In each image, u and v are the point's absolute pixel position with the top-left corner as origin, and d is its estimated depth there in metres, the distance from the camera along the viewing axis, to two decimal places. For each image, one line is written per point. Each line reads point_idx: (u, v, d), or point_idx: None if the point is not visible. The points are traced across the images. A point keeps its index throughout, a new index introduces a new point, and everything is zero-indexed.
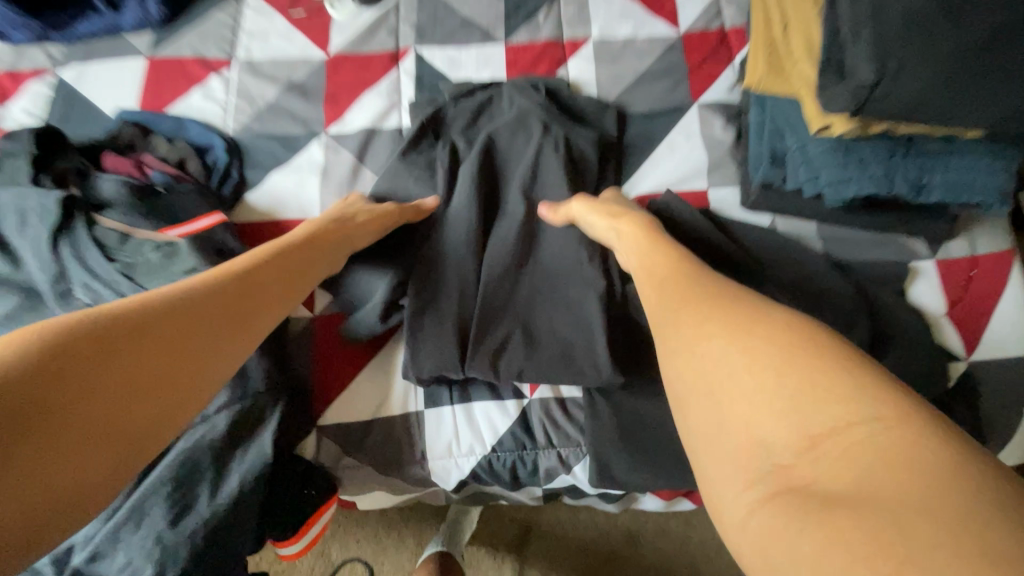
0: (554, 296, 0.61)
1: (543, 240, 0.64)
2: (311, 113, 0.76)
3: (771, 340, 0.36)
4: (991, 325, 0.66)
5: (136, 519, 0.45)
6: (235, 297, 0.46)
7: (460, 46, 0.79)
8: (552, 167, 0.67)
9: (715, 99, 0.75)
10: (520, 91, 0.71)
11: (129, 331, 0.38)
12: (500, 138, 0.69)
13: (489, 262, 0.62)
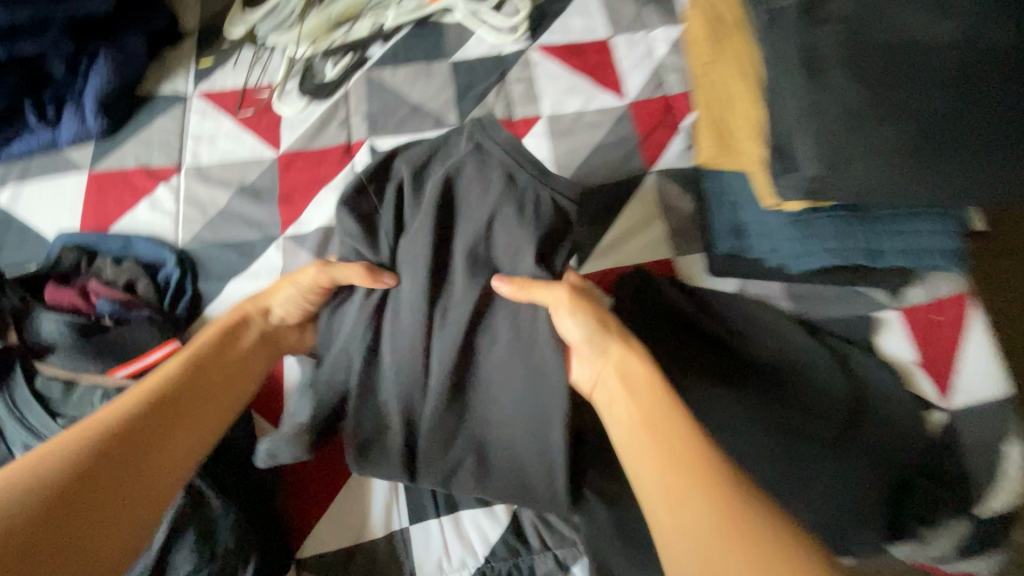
0: (509, 418, 0.53)
1: (498, 344, 0.54)
2: (266, 215, 0.73)
3: (768, 540, 0.34)
4: (962, 371, 0.67)
5: None
6: (188, 402, 0.48)
7: (413, 133, 0.79)
8: (515, 234, 0.54)
9: (669, 166, 0.76)
10: (484, 129, 0.55)
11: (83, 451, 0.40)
12: (459, 189, 0.56)
13: (435, 377, 0.53)
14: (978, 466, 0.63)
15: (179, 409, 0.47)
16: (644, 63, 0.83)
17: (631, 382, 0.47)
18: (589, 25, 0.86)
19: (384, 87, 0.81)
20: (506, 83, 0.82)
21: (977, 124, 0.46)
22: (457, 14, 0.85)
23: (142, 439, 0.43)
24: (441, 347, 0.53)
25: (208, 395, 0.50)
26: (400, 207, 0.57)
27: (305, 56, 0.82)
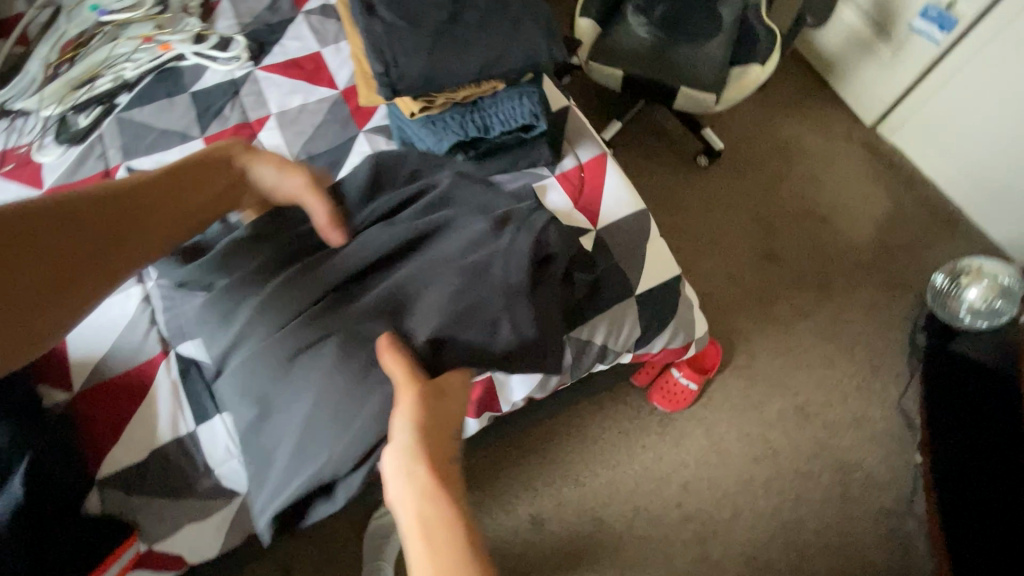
0: (311, 375, 0.68)
1: (359, 348, 0.69)
2: None
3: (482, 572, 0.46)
4: (604, 202, 0.94)
5: None
6: (138, 205, 0.69)
7: (164, 151, 0.96)
8: (437, 302, 0.70)
9: (375, 125, 1.00)
10: (526, 228, 0.75)
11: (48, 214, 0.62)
12: (444, 243, 0.76)
13: (294, 324, 0.70)
14: (626, 260, 0.90)
15: (129, 231, 0.68)
16: (347, 61, 1.08)
17: (435, 485, 0.51)
18: (301, 45, 1.10)
19: (133, 123, 0.99)
20: (239, 98, 1.03)
21: (468, 26, 0.73)
22: (188, 57, 1.05)
23: (94, 231, 0.65)
24: (319, 342, 0.69)
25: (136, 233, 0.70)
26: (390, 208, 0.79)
27: (57, 113, 0.97)
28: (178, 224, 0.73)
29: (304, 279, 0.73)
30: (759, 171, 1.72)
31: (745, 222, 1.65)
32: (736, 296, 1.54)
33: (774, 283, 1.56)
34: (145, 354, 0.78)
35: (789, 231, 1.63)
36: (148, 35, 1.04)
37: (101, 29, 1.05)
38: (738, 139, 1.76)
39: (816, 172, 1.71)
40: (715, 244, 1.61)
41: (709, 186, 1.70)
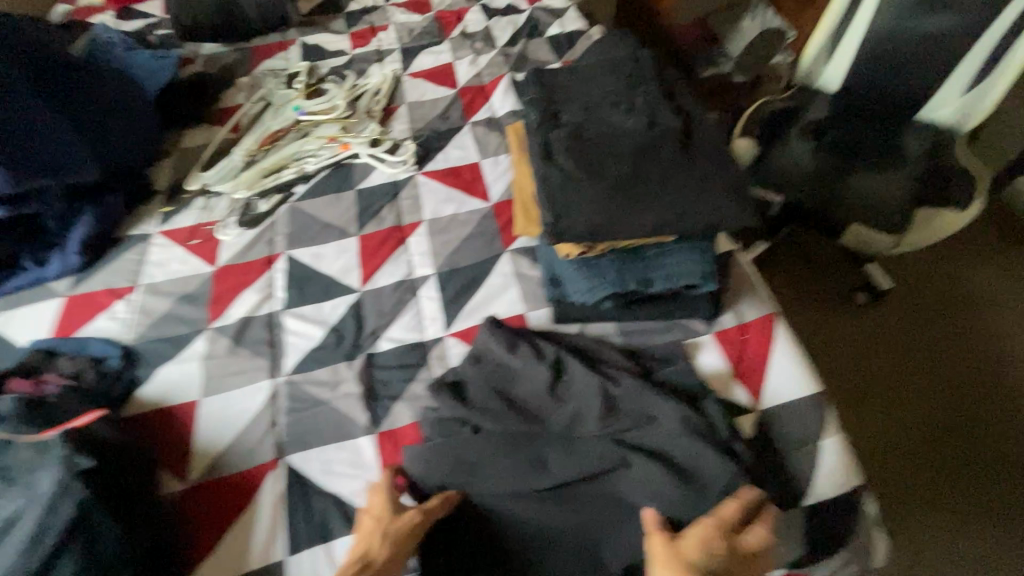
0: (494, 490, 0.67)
1: (551, 486, 0.67)
2: (199, 314, 0.92)
3: None
4: (769, 376, 0.79)
5: None
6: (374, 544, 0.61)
7: (322, 243, 1.01)
8: (642, 494, 0.65)
9: (522, 246, 0.96)
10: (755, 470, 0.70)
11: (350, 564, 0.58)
12: (657, 434, 0.69)
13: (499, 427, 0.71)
14: (793, 455, 0.73)
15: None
16: (503, 176, 1.08)
17: None
18: (463, 154, 1.14)
19: (302, 213, 1.06)
20: (397, 200, 1.07)
21: (649, 179, 0.66)
22: (363, 157, 1.12)
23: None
24: (514, 470, 0.67)
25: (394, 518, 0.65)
26: (615, 358, 0.77)
27: (245, 198, 1.08)
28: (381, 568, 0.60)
29: (517, 384, 0.74)
30: (932, 318, 1.43)
31: (914, 379, 1.34)
32: (902, 472, 1.21)
33: (955, 466, 1.22)
34: (258, 459, 0.76)
35: (971, 401, 1.31)
36: (333, 135, 1.14)
37: (298, 125, 1.17)
38: (908, 276, 1.48)
39: (1008, 332, 1.40)
40: (875, 403, 1.31)
41: (867, 326, 1.42)
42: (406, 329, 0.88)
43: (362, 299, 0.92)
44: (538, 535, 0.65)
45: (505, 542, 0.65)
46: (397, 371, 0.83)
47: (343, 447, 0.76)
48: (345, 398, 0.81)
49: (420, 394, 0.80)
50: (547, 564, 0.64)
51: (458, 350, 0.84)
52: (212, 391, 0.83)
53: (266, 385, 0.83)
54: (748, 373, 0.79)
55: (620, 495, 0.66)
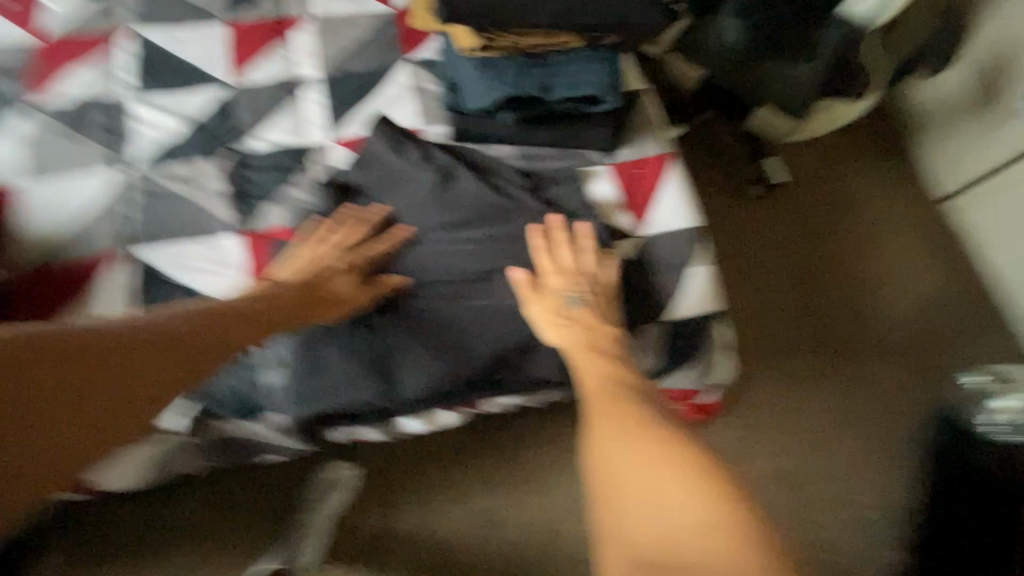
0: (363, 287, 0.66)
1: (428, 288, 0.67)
2: (20, 91, 0.77)
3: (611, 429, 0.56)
4: (656, 208, 0.81)
5: None
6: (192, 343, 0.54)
7: (179, 26, 0.84)
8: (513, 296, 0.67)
9: (424, 57, 0.86)
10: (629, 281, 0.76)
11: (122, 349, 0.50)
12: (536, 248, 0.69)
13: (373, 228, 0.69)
14: (664, 279, 0.78)
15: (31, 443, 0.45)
16: None
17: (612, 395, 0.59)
18: None
19: None
20: None
21: None
22: None
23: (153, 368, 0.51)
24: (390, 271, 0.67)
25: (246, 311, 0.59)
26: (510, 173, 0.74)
27: None
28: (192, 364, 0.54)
29: (402, 187, 0.70)
30: (828, 215, 1.30)
31: (787, 269, 1.26)
32: (757, 365, 1.17)
33: (787, 343, 1.19)
34: (99, 250, 0.69)
35: (833, 292, 1.23)
36: None
37: None
38: (816, 171, 1.34)
39: (907, 233, 1.27)
40: (745, 300, 1.22)
41: (756, 221, 1.31)
42: (282, 131, 0.79)
43: (232, 94, 0.80)
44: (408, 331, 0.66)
45: (374, 336, 0.66)
46: (270, 174, 0.75)
47: (203, 243, 0.70)
48: (207, 195, 0.72)
49: (295, 197, 0.73)
50: (416, 354, 0.66)
51: (342, 157, 0.77)
52: (42, 177, 0.72)
53: (107, 175, 0.73)
54: (637, 202, 0.81)
55: (496, 298, 0.68)
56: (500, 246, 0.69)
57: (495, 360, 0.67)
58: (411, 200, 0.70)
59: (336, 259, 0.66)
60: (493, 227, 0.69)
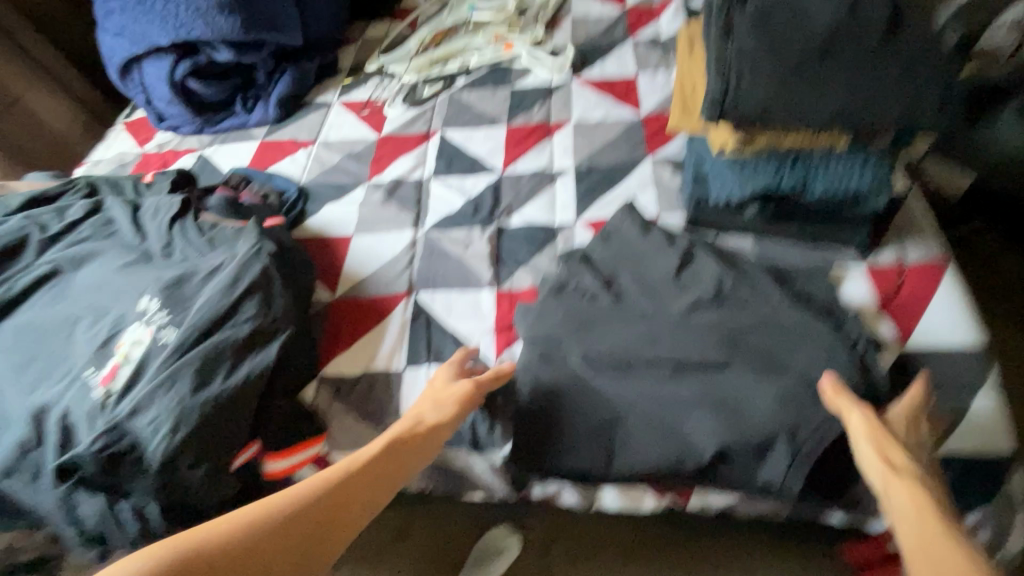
0: (594, 349, 0.69)
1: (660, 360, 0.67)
2: (362, 171, 1.04)
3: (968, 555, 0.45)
4: (926, 318, 0.70)
5: (167, 385, 0.63)
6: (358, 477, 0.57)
7: (473, 128, 1.07)
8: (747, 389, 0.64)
9: (667, 155, 0.95)
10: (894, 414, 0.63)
11: (309, 491, 0.54)
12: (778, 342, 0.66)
13: (608, 296, 0.73)
14: (939, 402, 0.65)
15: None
16: (658, 91, 1.06)
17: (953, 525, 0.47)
18: (620, 67, 1.13)
19: (460, 101, 1.13)
20: (549, 100, 1.09)
21: (839, 62, 0.61)
22: (522, 59, 1.16)
23: (332, 497, 0.54)
24: (622, 340, 0.69)
25: (410, 445, 0.62)
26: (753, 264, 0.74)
27: (412, 81, 1.17)
28: (378, 479, 0.58)
29: (646, 264, 0.75)
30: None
31: None
32: None
33: None
34: (392, 288, 0.86)
35: None
36: (500, 35, 1.19)
37: (468, 22, 1.24)
38: None
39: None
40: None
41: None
42: (538, 210, 0.92)
43: (502, 180, 0.97)
44: (636, 408, 0.66)
45: (602, 407, 0.67)
46: (524, 244, 0.88)
47: (466, 293, 0.83)
48: (472, 256, 0.87)
49: (543, 265, 0.84)
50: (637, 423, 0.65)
51: (585, 235, 0.86)
52: (363, 230, 0.94)
53: (407, 234, 0.92)
54: (899, 308, 0.72)
55: (727, 388, 0.64)
56: (738, 332, 0.67)
57: (721, 455, 0.63)
58: (650, 278, 0.74)
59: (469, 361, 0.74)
60: (731, 312, 0.68)
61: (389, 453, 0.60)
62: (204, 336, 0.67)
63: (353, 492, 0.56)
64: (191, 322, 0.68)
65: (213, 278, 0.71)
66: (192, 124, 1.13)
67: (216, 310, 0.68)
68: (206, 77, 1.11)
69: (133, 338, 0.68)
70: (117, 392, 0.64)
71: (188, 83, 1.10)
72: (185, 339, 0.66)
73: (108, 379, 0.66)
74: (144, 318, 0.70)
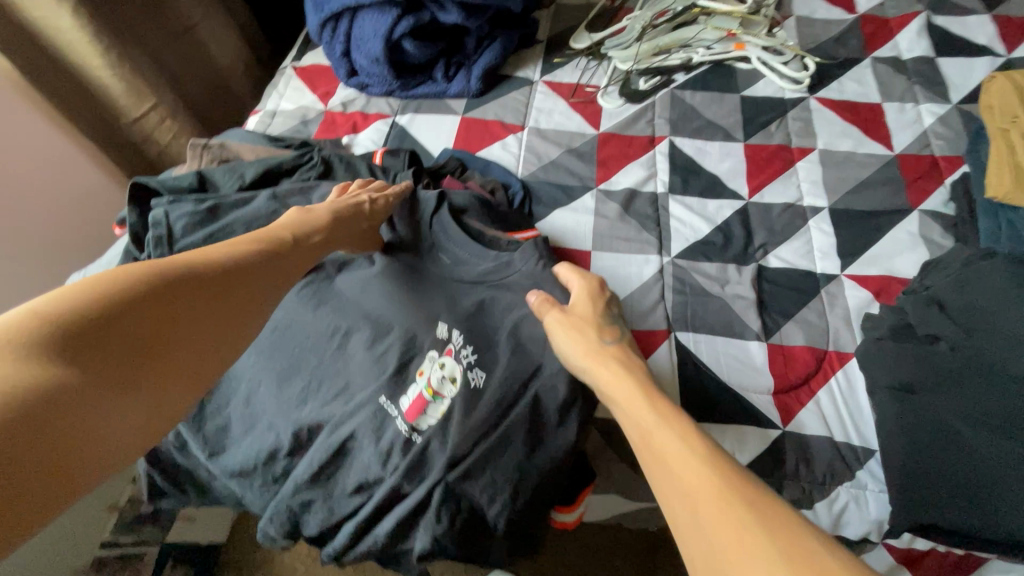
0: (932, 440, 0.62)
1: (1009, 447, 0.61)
2: (585, 172, 0.94)
3: None
4: None
5: (503, 444, 0.58)
6: (653, 444, 0.48)
7: (706, 139, 0.97)
8: None
9: (932, 210, 0.87)
10: None
11: (659, 436, 0.48)
12: None
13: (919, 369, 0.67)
14: None
15: (178, 321, 0.46)
16: (911, 127, 0.98)
17: None
18: (862, 91, 1.03)
19: (684, 103, 1.02)
20: (786, 119, 1.00)
21: None
22: (752, 62, 1.05)
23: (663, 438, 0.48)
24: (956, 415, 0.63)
25: (646, 428, 0.50)
26: None
27: (627, 71, 1.05)
28: (645, 445, 0.49)
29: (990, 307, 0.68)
30: None
31: None
32: None
33: None
34: (650, 325, 0.78)
35: None
36: (732, 30, 1.07)
37: (686, 8, 1.11)
38: None
39: None
40: None
41: None
42: (798, 253, 0.84)
43: (749, 209, 0.89)
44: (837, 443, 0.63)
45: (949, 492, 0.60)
46: (789, 292, 0.81)
47: (732, 342, 0.76)
48: (735, 298, 0.80)
49: (815, 322, 0.78)
50: (987, 507, 0.58)
51: (858, 295, 0.80)
52: (600, 247, 0.85)
53: (653, 260, 0.84)
54: None
55: None
56: None
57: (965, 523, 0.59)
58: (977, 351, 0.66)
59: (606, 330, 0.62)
60: None
61: (641, 407, 0.52)
62: (521, 389, 0.61)
63: (664, 462, 0.46)
64: (503, 372, 0.61)
65: (514, 310, 0.66)
66: (383, 85, 0.99)
67: (525, 367, 0.62)
68: (421, 38, 0.95)
69: (442, 373, 0.61)
70: (422, 435, 0.60)
71: (403, 42, 0.93)
72: (508, 392, 0.60)
73: (415, 414, 0.61)
74: (450, 352, 0.63)
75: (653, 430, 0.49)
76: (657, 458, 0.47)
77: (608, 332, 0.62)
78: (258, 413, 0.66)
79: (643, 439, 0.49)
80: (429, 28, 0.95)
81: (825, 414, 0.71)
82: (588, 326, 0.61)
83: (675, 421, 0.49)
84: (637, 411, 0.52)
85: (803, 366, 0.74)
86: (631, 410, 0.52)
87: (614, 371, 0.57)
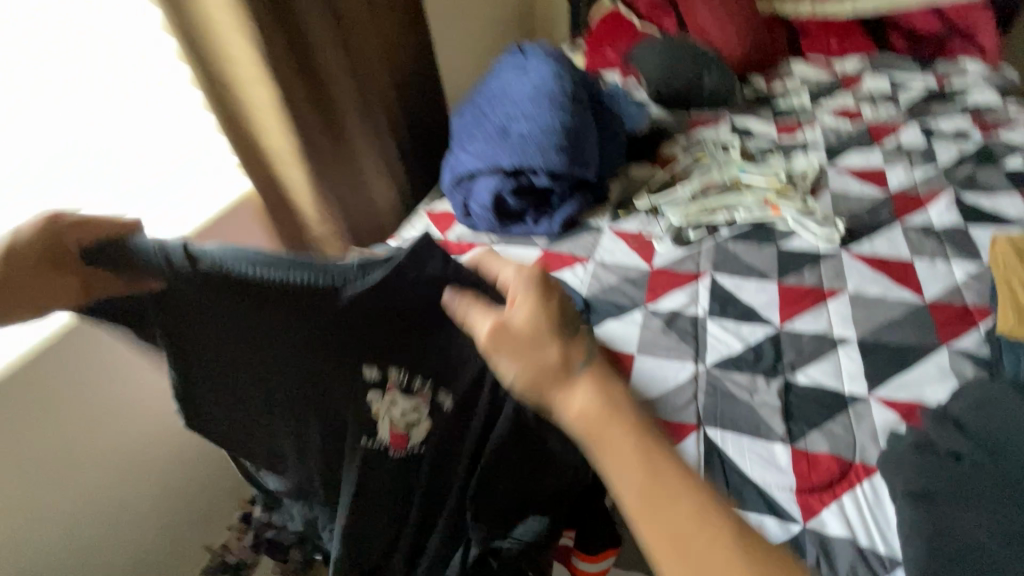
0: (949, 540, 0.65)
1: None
2: (637, 295, 1.15)
3: None
4: None
5: None
6: (669, 527, 0.48)
7: (744, 278, 1.16)
8: None
9: (963, 348, 0.95)
10: None
11: (680, 523, 0.48)
12: None
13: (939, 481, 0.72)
14: None
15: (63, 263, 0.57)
16: (941, 279, 1.09)
17: None
18: (893, 248, 1.18)
19: (727, 251, 1.23)
20: (819, 266, 1.16)
21: None
22: (788, 222, 1.26)
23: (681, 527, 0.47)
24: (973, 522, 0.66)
25: (653, 509, 0.48)
26: None
27: (678, 225, 1.30)
28: (660, 531, 0.48)
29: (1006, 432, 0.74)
30: None
31: None
32: None
33: None
34: (681, 418, 0.90)
35: None
36: (770, 199, 1.31)
37: (731, 182, 1.39)
38: None
39: None
40: None
41: None
42: (826, 373, 0.94)
43: (781, 334, 1.02)
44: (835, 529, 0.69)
45: None
46: (815, 405, 0.89)
47: (758, 442, 0.85)
48: (762, 404, 0.90)
49: (840, 434, 0.85)
50: None
51: (885, 414, 0.87)
52: (644, 352, 1.02)
53: (689, 367, 0.98)
54: None
55: None
56: None
57: None
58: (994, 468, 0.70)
59: (550, 343, 0.57)
60: None
61: (644, 480, 0.50)
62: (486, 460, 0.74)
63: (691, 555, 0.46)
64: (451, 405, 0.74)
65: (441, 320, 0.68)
66: (488, 225, 1.34)
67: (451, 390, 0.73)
68: (520, 194, 1.30)
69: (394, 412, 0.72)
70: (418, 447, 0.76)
71: (506, 196, 1.29)
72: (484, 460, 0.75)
73: (400, 443, 0.75)
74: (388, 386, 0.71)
75: (666, 513, 0.48)
76: (682, 549, 0.47)
77: (576, 352, 0.57)
78: (283, 453, 0.76)
79: (664, 532, 0.48)
80: (526, 187, 1.31)
81: (850, 519, 0.76)
82: (549, 352, 0.56)
83: (701, 506, 0.48)
84: (631, 479, 0.50)
85: (827, 470, 0.81)
86: (630, 485, 0.50)
87: (585, 407, 0.54)
